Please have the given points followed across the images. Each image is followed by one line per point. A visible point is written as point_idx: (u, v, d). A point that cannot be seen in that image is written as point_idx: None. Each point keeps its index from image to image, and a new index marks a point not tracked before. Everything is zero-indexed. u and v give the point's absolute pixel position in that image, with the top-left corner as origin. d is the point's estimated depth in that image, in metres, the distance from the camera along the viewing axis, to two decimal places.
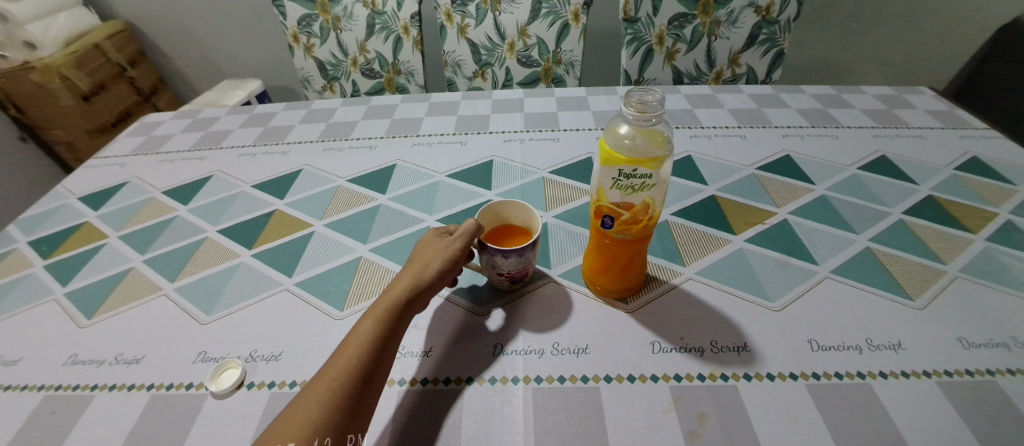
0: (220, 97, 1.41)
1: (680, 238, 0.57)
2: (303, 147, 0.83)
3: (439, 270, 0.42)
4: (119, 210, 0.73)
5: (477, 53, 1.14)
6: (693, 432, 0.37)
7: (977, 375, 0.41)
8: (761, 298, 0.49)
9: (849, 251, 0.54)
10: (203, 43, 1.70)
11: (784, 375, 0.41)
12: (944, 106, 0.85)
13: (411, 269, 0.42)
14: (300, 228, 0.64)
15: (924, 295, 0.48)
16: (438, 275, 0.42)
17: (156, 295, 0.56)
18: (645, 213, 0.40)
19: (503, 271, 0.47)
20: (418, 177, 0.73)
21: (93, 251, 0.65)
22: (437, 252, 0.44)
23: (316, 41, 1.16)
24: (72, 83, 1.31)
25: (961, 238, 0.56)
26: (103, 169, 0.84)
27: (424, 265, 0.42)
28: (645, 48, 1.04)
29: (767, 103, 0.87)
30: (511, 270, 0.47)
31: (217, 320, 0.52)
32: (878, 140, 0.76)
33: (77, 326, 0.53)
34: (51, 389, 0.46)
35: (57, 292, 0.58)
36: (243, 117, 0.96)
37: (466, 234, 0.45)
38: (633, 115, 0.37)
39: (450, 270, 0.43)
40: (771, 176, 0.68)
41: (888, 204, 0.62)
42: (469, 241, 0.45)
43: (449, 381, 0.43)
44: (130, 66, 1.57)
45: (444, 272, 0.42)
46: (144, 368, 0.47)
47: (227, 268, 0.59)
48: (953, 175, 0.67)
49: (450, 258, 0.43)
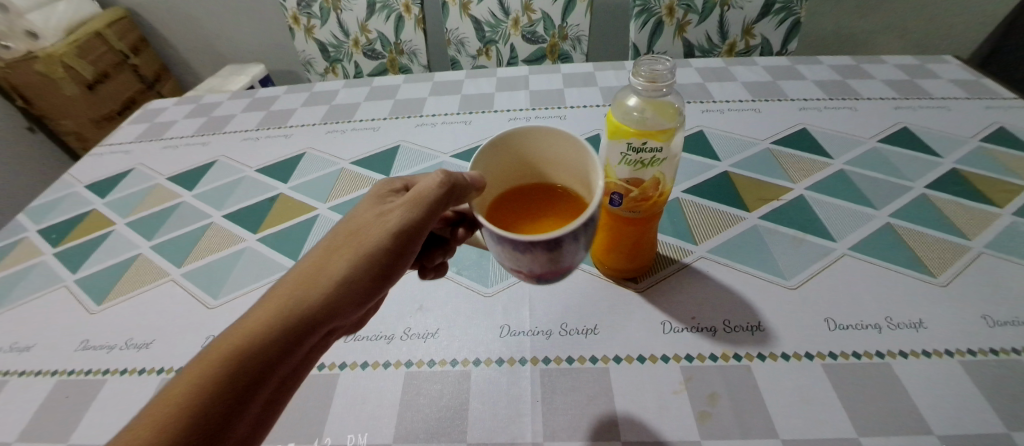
0: (223, 82, 1.40)
1: (691, 216, 0.56)
2: (306, 130, 0.82)
3: (350, 269, 0.30)
4: (124, 197, 0.73)
5: (480, 30, 1.10)
6: (704, 413, 0.37)
7: (1001, 353, 0.39)
8: (776, 276, 0.47)
9: (868, 227, 0.52)
10: (203, 27, 1.68)
11: (799, 355, 0.40)
12: (971, 74, 0.81)
13: (315, 262, 0.30)
14: (304, 211, 0.64)
15: (947, 271, 0.46)
16: (350, 275, 0.30)
17: (164, 281, 0.56)
18: (654, 189, 0.38)
19: (522, 268, 0.33)
20: (421, 158, 0.72)
21: (101, 239, 0.65)
22: (350, 245, 0.31)
23: (317, 22, 1.13)
24: (75, 72, 1.30)
25: (987, 213, 0.53)
26: (108, 157, 0.84)
27: (325, 263, 0.30)
28: (654, 21, 1.00)
29: (782, 75, 0.83)
30: (534, 269, 0.32)
31: (224, 305, 0.52)
32: (900, 111, 0.72)
33: (87, 312, 0.53)
34: (65, 373, 0.47)
35: (68, 279, 0.59)
36: (245, 101, 0.95)
37: (408, 208, 0.32)
38: (642, 85, 0.35)
39: (371, 267, 0.30)
40: (787, 151, 0.66)
41: (910, 178, 0.59)
42: (410, 220, 0.31)
43: (456, 363, 0.43)
44: (133, 54, 1.56)
45: (360, 272, 0.30)
46: (154, 353, 0.48)
47: (232, 253, 0.58)
48: (979, 147, 0.64)
49: (377, 245, 0.31)
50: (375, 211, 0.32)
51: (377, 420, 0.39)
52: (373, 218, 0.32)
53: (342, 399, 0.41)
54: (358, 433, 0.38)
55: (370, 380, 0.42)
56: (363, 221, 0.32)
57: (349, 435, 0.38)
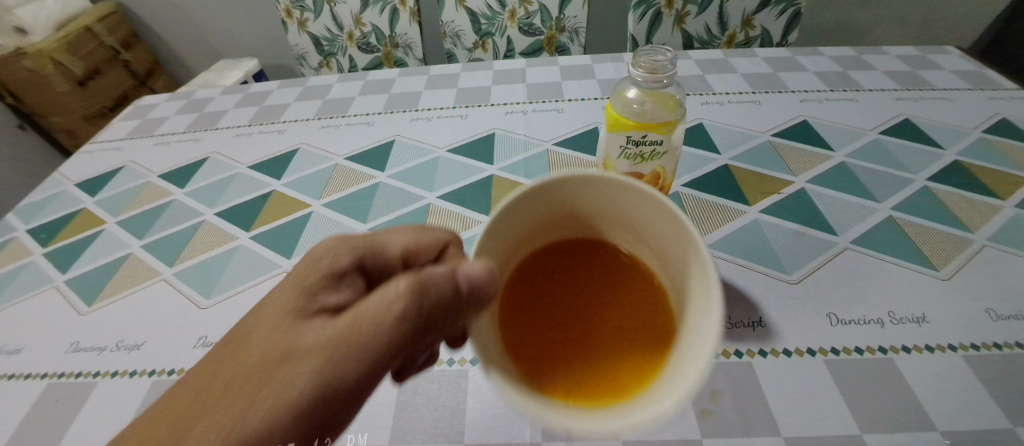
0: (216, 77, 1.38)
1: (690, 210, 0.55)
2: (299, 126, 0.81)
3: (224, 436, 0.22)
4: (115, 195, 0.72)
5: (476, 22, 1.09)
6: (706, 411, 0.36)
7: (1005, 348, 0.39)
8: (777, 271, 0.47)
9: (870, 220, 0.51)
10: (195, 21, 1.65)
11: (801, 351, 0.39)
12: (973, 65, 0.80)
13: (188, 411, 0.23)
14: (297, 208, 0.63)
15: (949, 265, 0.46)
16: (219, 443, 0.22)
17: (155, 281, 0.55)
18: (655, 183, 0.38)
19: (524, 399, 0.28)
20: (417, 153, 0.71)
21: (91, 238, 0.64)
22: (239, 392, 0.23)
23: (310, 16, 1.12)
24: (65, 68, 1.28)
25: (989, 205, 0.53)
26: (99, 154, 0.82)
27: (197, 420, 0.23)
28: (653, 12, 0.99)
29: (783, 66, 0.82)
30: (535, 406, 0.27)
31: (217, 304, 0.51)
32: (901, 102, 0.71)
33: (77, 313, 0.52)
34: (56, 376, 0.46)
35: (58, 280, 0.58)
36: (238, 96, 0.94)
37: (328, 349, 0.23)
38: (642, 76, 0.34)
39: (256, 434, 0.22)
40: (787, 143, 0.65)
41: (912, 170, 0.59)
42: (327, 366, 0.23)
43: (453, 362, 0.42)
44: (124, 49, 1.53)
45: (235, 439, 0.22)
46: (145, 354, 0.47)
47: (225, 252, 0.57)
48: (982, 138, 0.63)
49: (273, 398, 0.23)
50: (287, 336, 0.24)
51: (375, 421, 0.38)
52: (279, 352, 0.24)
53: None
54: (359, 433, 0.38)
55: None
56: (266, 347, 0.24)
57: (350, 435, 0.38)
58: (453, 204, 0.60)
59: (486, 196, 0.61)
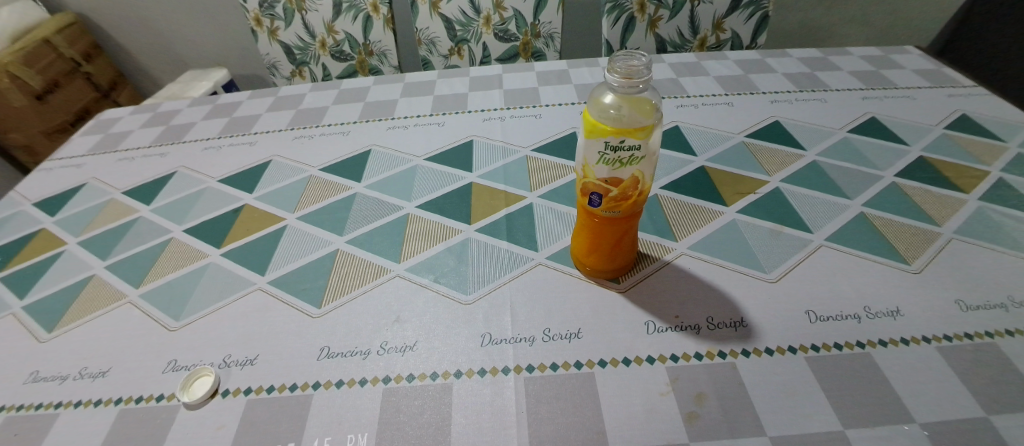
0: (184, 88, 1.33)
1: (670, 212, 0.55)
2: (271, 137, 0.79)
3: None
4: (76, 214, 0.68)
5: (451, 29, 1.08)
6: (693, 414, 0.36)
7: (976, 338, 0.40)
8: (757, 270, 0.47)
9: (843, 217, 0.53)
10: (161, 32, 1.60)
11: (782, 349, 0.40)
12: (932, 64, 0.84)
13: None
14: (271, 222, 0.60)
15: (920, 258, 0.47)
16: None
17: (120, 304, 0.52)
18: (634, 188, 0.37)
19: None
20: (394, 162, 0.69)
21: (50, 260, 0.60)
22: None
23: (281, 24, 1.09)
24: (22, 82, 1.21)
25: (955, 199, 0.55)
26: (58, 172, 0.78)
27: None
28: (626, 16, 1.00)
29: (754, 69, 0.84)
30: None
31: (188, 325, 0.49)
32: (867, 101, 0.74)
33: (37, 340, 0.49)
34: (14, 408, 0.42)
35: (16, 306, 0.54)
36: (207, 107, 0.91)
37: None
38: (618, 81, 0.35)
39: None
40: (761, 143, 0.66)
41: (880, 167, 0.60)
42: None
43: (436, 377, 0.41)
44: (85, 61, 1.47)
45: None
46: (109, 382, 0.44)
47: (195, 270, 0.55)
48: (944, 134, 0.66)
49: None
50: None
51: (361, 439, 0.37)
52: None
53: (315, 422, 0.38)
54: (358, 433, 0.37)
55: (346, 400, 0.40)
56: None
57: (349, 435, 0.37)
58: (432, 214, 0.59)
59: (466, 204, 0.60)
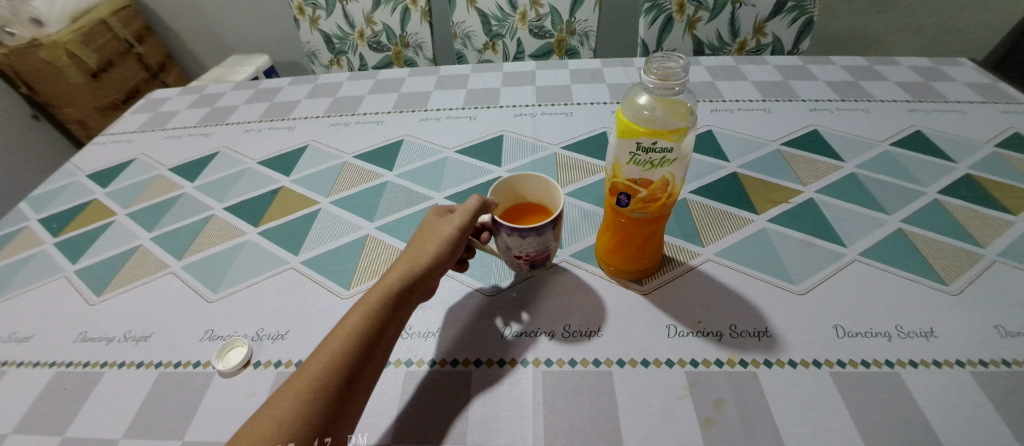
0: (227, 73, 1.39)
1: (698, 217, 0.55)
2: (309, 123, 0.82)
3: None
4: (125, 187, 0.72)
5: (487, 23, 1.09)
6: (710, 419, 0.36)
7: (1014, 365, 0.38)
8: (785, 281, 0.46)
9: (880, 232, 0.51)
10: (208, 17, 1.66)
11: (807, 361, 0.39)
12: (987, 78, 0.79)
13: None
14: (305, 205, 0.63)
15: (959, 279, 0.45)
16: None
17: (162, 273, 0.55)
18: (664, 190, 0.37)
19: None
20: (426, 153, 0.71)
21: (100, 229, 0.64)
22: None
23: (322, 14, 1.12)
24: (79, 60, 1.29)
25: (1001, 220, 0.52)
26: (111, 146, 0.83)
27: None
28: (664, 17, 0.99)
29: (795, 75, 0.82)
30: None
31: (224, 297, 0.51)
32: (913, 114, 0.71)
33: (85, 303, 0.53)
34: (64, 365, 0.46)
35: (68, 270, 0.58)
36: (250, 91, 0.94)
37: None
38: (653, 82, 0.34)
39: None
40: (798, 152, 0.64)
41: (922, 183, 0.58)
42: None
43: (456, 363, 0.42)
44: (138, 42, 1.54)
45: None
46: (151, 346, 0.47)
47: (233, 246, 0.58)
48: (994, 152, 0.63)
49: None
50: None
51: (364, 435, 0.37)
52: None
53: None
54: (358, 433, 0.38)
55: None
56: None
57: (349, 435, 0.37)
58: None
59: None
